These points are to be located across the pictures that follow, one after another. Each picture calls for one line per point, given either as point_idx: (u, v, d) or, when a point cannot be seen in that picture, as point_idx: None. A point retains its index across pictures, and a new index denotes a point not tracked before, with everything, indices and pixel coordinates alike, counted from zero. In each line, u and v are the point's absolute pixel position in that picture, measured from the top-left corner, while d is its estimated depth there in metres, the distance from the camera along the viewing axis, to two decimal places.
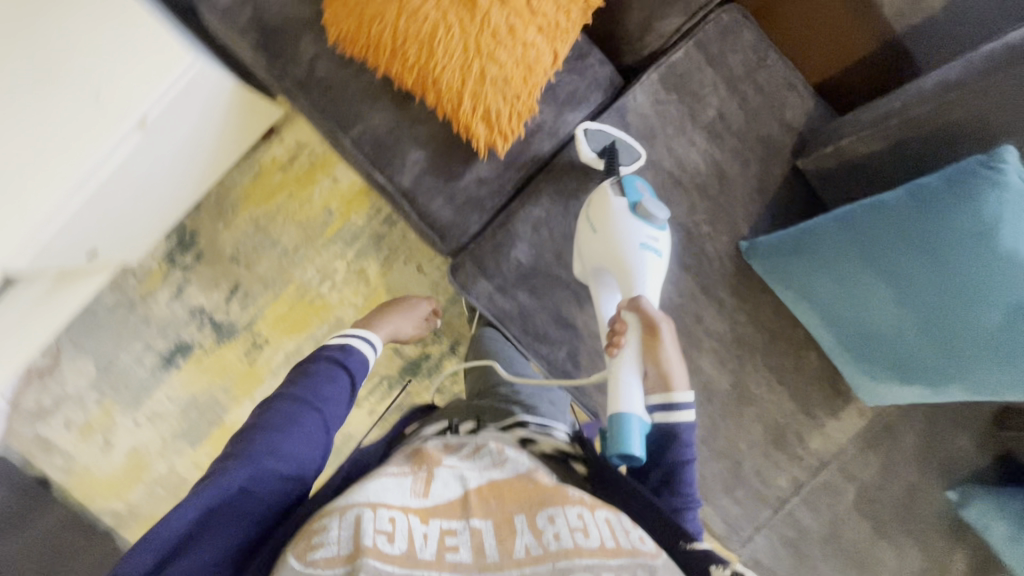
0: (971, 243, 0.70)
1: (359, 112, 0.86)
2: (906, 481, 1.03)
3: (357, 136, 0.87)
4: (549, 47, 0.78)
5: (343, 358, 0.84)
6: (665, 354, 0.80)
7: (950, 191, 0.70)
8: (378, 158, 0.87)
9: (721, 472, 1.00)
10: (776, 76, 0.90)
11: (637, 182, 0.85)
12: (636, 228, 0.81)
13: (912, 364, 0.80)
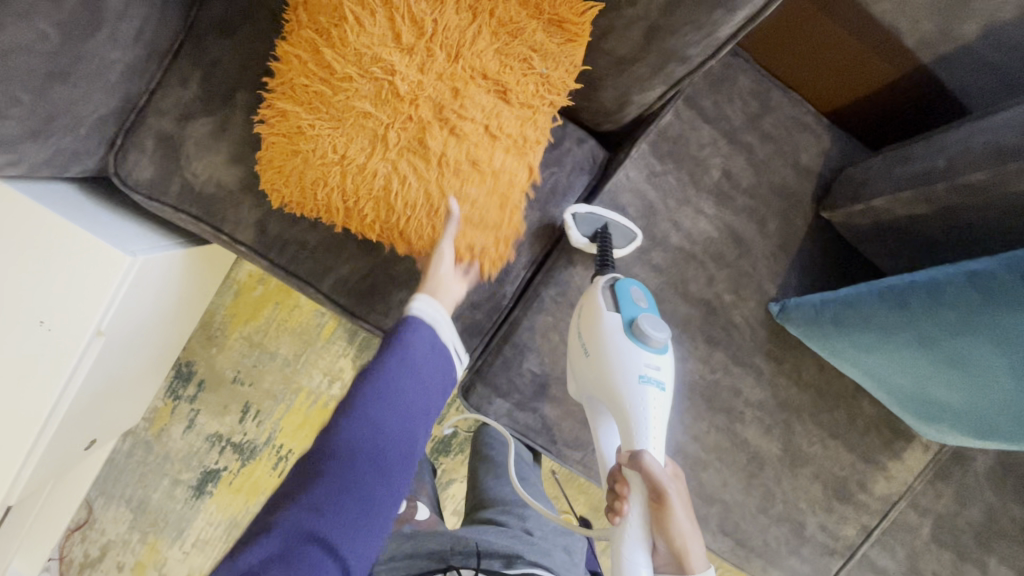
0: None
1: (327, 265, 0.77)
2: (985, 503, 0.95)
3: (330, 289, 0.78)
4: (521, 163, 0.68)
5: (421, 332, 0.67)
6: (678, 528, 0.67)
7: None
8: (358, 306, 0.78)
9: (785, 535, 0.93)
10: (783, 118, 0.79)
11: (628, 295, 0.73)
12: (632, 357, 0.70)
13: (990, 434, 0.71)
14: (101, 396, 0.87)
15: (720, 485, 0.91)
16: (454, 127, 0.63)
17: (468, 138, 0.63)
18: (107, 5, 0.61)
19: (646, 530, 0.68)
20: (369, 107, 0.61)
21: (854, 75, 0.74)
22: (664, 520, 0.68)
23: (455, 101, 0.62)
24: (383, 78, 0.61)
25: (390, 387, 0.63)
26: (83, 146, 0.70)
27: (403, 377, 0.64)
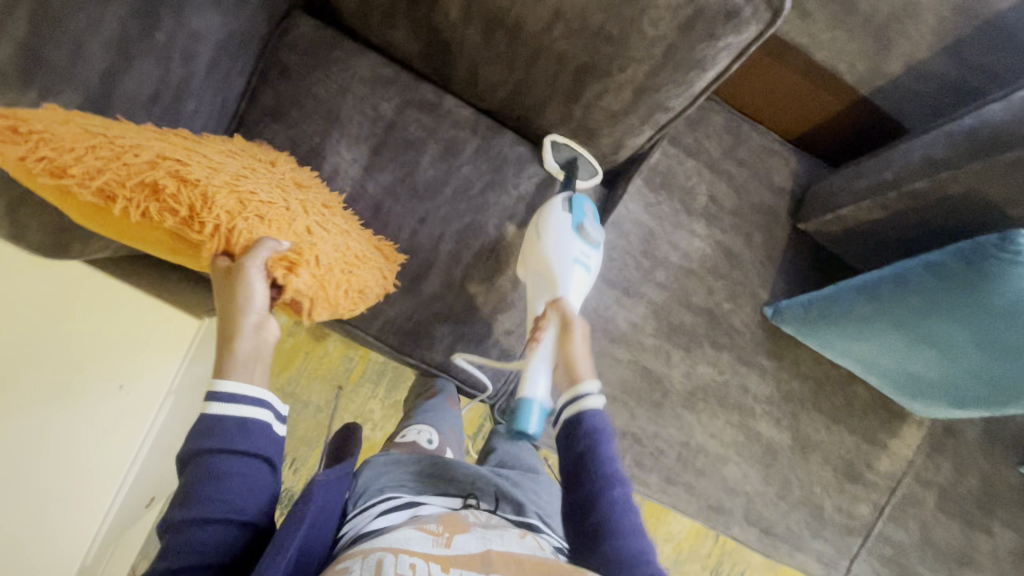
0: (1006, 318, 0.68)
1: (376, 309, 0.84)
2: (981, 471, 1.05)
3: (380, 329, 0.84)
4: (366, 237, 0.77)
5: (223, 426, 0.55)
6: (580, 355, 0.70)
7: (970, 275, 0.68)
8: (405, 343, 0.85)
9: (805, 519, 1.01)
10: (754, 147, 0.92)
11: (579, 208, 0.79)
12: (568, 244, 0.75)
13: (964, 401, 0.82)
14: (155, 464, 0.91)
15: (741, 477, 0.99)
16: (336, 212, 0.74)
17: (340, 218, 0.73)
18: (183, 107, 0.72)
19: (552, 352, 0.72)
20: (242, 158, 0.68)
21: (809, 108, 0.86)
22: (569, 343, 0.71)
23: (339, 203, 0.77)
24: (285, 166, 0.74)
25: (208, 496, 0.52)
26: None
27: (218, 477, 0.53)
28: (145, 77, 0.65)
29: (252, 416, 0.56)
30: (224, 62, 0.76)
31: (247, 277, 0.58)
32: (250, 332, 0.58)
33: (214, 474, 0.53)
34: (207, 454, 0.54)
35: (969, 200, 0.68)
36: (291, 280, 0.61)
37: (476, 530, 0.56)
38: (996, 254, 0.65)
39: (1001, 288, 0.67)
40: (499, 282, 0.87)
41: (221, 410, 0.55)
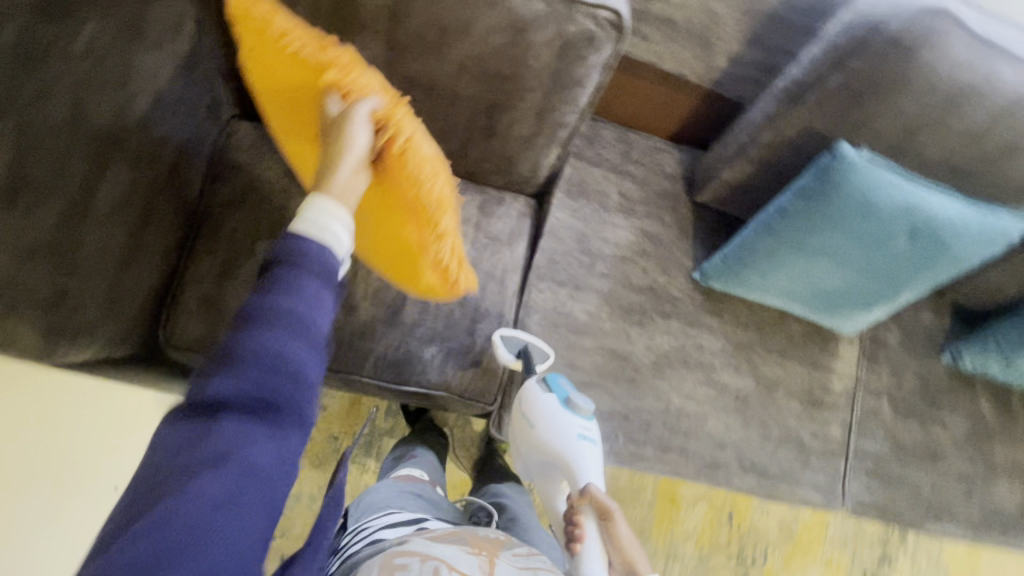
0: (861, 215, 0.86)
1: (366, 349, 0.94)
2: (913, 369, 1.21)
3: (374, 368, 0.94)
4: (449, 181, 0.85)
5: (301, 285, 0.52)
6: (622, 538, 0.87)
7: (823, 188, 0.86)
8: (399, 374, 0.95)
9: (791, 453, 1.11)
10: (643, 147, 1.12)
11: (560, 384, 0.96)
12: (569, 424, 0.94)
13: (872, 293, 0.98)
14: None
15: (725, 428, 1.09)
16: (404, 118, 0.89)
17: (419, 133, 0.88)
18: (153, 206, 0.80)
19: (602, 550, 0.87)
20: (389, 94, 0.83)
21: (672, 108, 1.09)
22: (612, 535, 0.87)
23: None
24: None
25: (289, 302, 0.50)
26: (135, 323, 0.84)
27: (283, 332, 0.49)
28: (117, 183, 0.73)
29: (328, 246, 0.57)
30: (182, 163, 0.86)
31: (353, 121, 0.67)
32: (349, 163, 0.66)
33: (278, 314, 0.49)
34: (279, 298, 0.50)
35: (800, 137, 0.89)
36: (395, 117, 0.70)
37: (511, 556, 0.66)
38: (833, 166, 0.84)
39: (847, 191, 0.85)
40: (467, 299, 0.99)
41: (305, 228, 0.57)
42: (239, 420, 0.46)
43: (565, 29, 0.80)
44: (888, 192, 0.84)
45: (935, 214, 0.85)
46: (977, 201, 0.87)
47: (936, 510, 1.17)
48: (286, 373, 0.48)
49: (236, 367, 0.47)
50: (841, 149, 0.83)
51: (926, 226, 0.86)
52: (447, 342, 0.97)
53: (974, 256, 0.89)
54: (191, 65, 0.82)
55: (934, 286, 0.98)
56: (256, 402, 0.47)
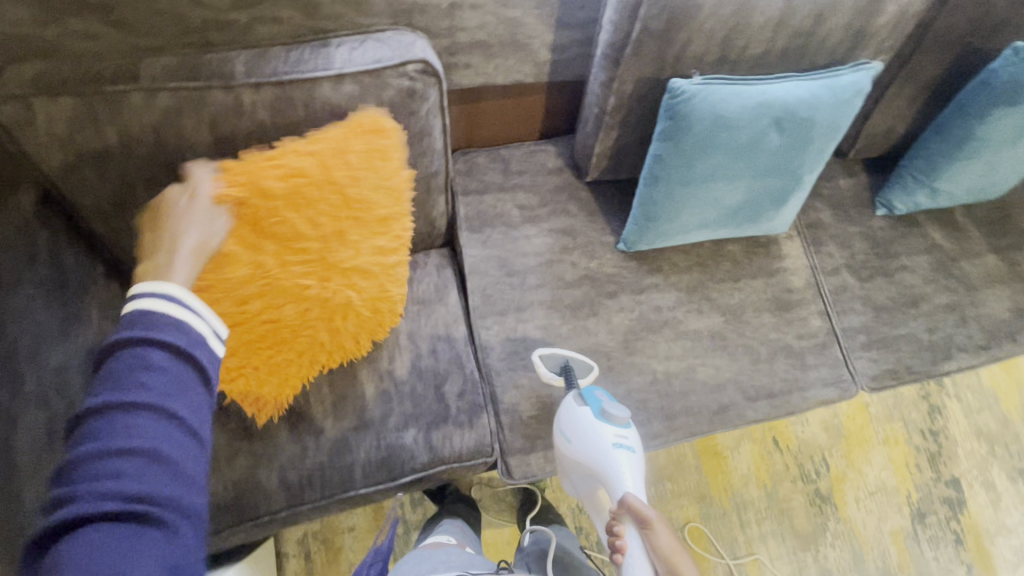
0: (722, 131, 0.89)
1: (349, 462, 0.92)
2: (857, 234, 1.23)
3: (365, 475, 0.93)
4: (288, 347, 0.86)
5: (152, 369, 0.56)
6: (666, 550, 0.83)
7: (678, 124, 0.88)
8: (391, 469, 0.93)
9: (787, 363, 1.11)
10: (519, 156, 1.15)
11: (596, 397, 0.95)
12: (604, 435, 0.92)
13: (778, 191, 1.00)
14: None
15: (716, 370, 1.08)
16: (382, 269, 0.90)
17: (346, 301, 0.88)
18: None
19: (646, 558, 0.85)
20: (347, 269, 0.87)
21: (526, 110, 1.13)
22: (656, 544, 0.84)
23: (346, 329, 0.91)
24: (404, 243, 0.92)
25: (145, 382, 0.55)
26: None
27: (140, 425, 0.53)
28: (36, 428, 0.72)
29: (188, 320, 0.62)
30: None
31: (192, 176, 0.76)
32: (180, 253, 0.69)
33: (129, 402, 0.54)
34: (124, 394, 0.54)
35: (640, 88, 0.92)
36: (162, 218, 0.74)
37: None
38: (676, 102, 0.87)
39: (699, 117, 0.87)
40: (423, 367, 0.99)
41: (151, 306, 0.60)
42: (121, 514, 0.49)
43: (384, 95, 0.83)
44: (733, 103, 0.87)
45: (785, 102, 0.88)
46: (816, 74, 0.92)
47: (945, 350, 1.17)
48: (163, 455, 0.53)
49: (109, 459, 0.51)
50: (674, 85, 0.86)
51: (784, 115, 0.89)
52: (421, 417, 0.96)
53: (841, 119, 0.93)
54: (62, 283, 0.82)
55: (827, 158, 1.01)
56: (138, 492, 0.51)
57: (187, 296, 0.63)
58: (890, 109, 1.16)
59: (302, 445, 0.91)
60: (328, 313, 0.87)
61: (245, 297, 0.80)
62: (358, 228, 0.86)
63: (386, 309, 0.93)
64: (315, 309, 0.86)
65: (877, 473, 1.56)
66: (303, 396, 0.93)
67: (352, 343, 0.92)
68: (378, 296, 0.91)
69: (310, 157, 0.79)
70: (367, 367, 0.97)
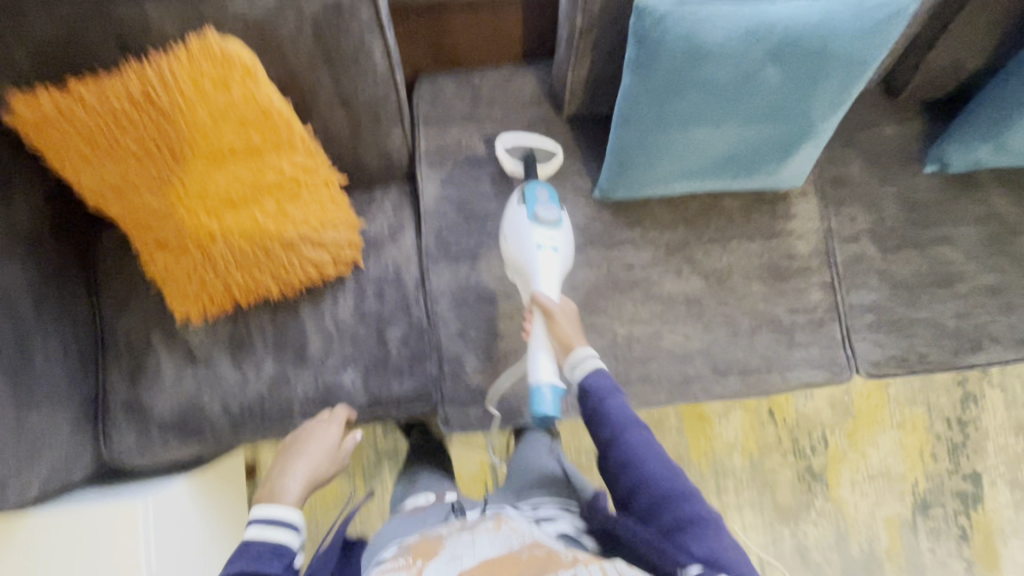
0: (700, 63, 0.73)
1: (289, 396, 0.94)
2: (892, 195, 1.03)
3: (303, 410, 0.94)
4: (193, 271, 0.86)
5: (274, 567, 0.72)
6: (564, 332, 0.84)
7: (647, 54, 0.73)
8: (329, 407, 0.95)
9: (772, 338, 0.99)
10: (492, 83, 1.02)
11: (533, 192, 0.90)
12: (527, 236, 0.87)
13: (781, 137, 0.84)
14: None
15: (685, 339, 0.99)
16: (248, 200, 0.80)
17: (234, 232, 0.82)
18: (31, 346, 0.84)
19: (546, 340, 0.85)
20: (232, 201, 0.80)
21: (501, 23, 0.99)
22: (558, 329, 0.84)
23: (248, 259, 0.85)
24: (287, 176, 0.81)
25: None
26: (73, 450, 0.90)
27: None
28: None
29: (286, 536, 0.76)
30: (46, 295, 0.88)
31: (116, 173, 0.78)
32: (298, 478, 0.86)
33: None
34: None
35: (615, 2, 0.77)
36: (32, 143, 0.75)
37: (452, 546, 0.64)
38: (643, 26, 0.71)
39: (670, 46, 0.72)
40: (368, 308, 0.96)
41: (261, 529, 0.76)
42: None
43: (305, 9, 0.73)
44: (719, 26, 0.71)
45: (790, 25, 0.71)
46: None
47: (972, 339, 1.00)
48: None
49: None
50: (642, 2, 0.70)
51: (787, 42, 0.72)
52: (362, 359, 0.95)
53: (865, 50, 0.74)
54: (8, 204, 0.81)
55: (853, 98, 0.81)
56: None
57: (282, 510, 0.78)
58: (967, 36, 0.91)
59: (243, 375, 0.94)
60: (195, 237, 0.82)
61: (137, 221, 0.81)
62: (213, 159, 0.76)
63: (268, 248, 0.84)
64: (179, 229, 0.81)
65: (883, 457, 1.44)
66: (245, 329, 0.94)
67: (235, 273, 0.86)
68: (253, 230, 0.82)
69: (139, 73, 0.71)
70: (309, 306, 0.95)
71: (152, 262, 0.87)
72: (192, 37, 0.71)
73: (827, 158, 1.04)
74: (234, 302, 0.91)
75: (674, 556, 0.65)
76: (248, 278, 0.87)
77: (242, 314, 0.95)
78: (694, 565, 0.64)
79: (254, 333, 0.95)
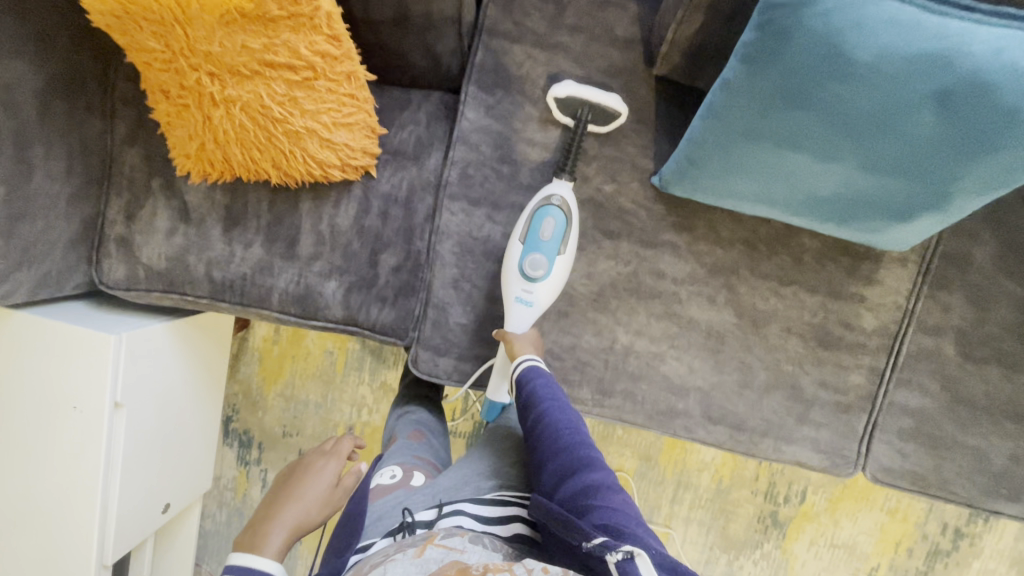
0: (829, 71, 0.57)
1: (269, 285, 0.91)
2: (1009, 298, 0.83)
3: (280, 303, 0.92)
4: (194, 132, 0.79)
5: None
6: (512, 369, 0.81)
7: (770, 35, 0.58)
8: (305, 309, 0.92)
9: (784, 403, 0.87)
10: (582, 7, 0.83)
11: (538, 226, 0.79)
12: (509, 284, 0.80)
13: (903, 200, 0.64)
14: None
15: (688, 371, 0.88)
16: (258, 73, 0.71)
17: (236, 105, 0.73)
18: (30, 154, 0.81)
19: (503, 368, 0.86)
20: (239, 69, 0.70)
21: None
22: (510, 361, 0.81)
23: (249, 138, 0.77)
24: (304, 58, 0.70)
25: None
26: (64, 264, 0.92)
27: None
28: None
29: None
30: (53, 104, 0.83)
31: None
32: (282, 527, 0.70)
33: None
34: None
35: None
36: None
37: None
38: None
39: (798, 39, 0.57)
40: (369, 223, 0.88)
41: None
42: None
43: None
44: (878, 35, 0.55)
45: (970, 62, 0.54)
46: None
47: (1012, 485, 0.86)
48: None
49: None
50: None
51: (959, 83, 0.55)
52: (348, 274, 0.90)
53: None
54: None
55: (1021, 181, 0.61)
56: None
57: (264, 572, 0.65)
58: None
59: (231, 249, 0.91)
60: (198, 97, 0.74)
61: (140, 58, 0.73)
62: (222, 15, 0.66)
63: (270, 133, 0.75)
64: (183, 83, 0.73)
65: (853, 532, 1.35)
66: (242, 203, 0.89)
67: (234, 148, 0.79)
68: (257, 108, 0.73)
69: None
70: (310, 202, 0.89)
71: (156, 107, 0.80)
72: None
73: (953, 226, 0.83)
74: (232, 174, 0.85)
75: (579, 531, 0.59)
76: (247, 158, 0.80)
77: (242, 187, 0.89)
78: (597, 534, 0.58)
79: (250, 211, 0.90)
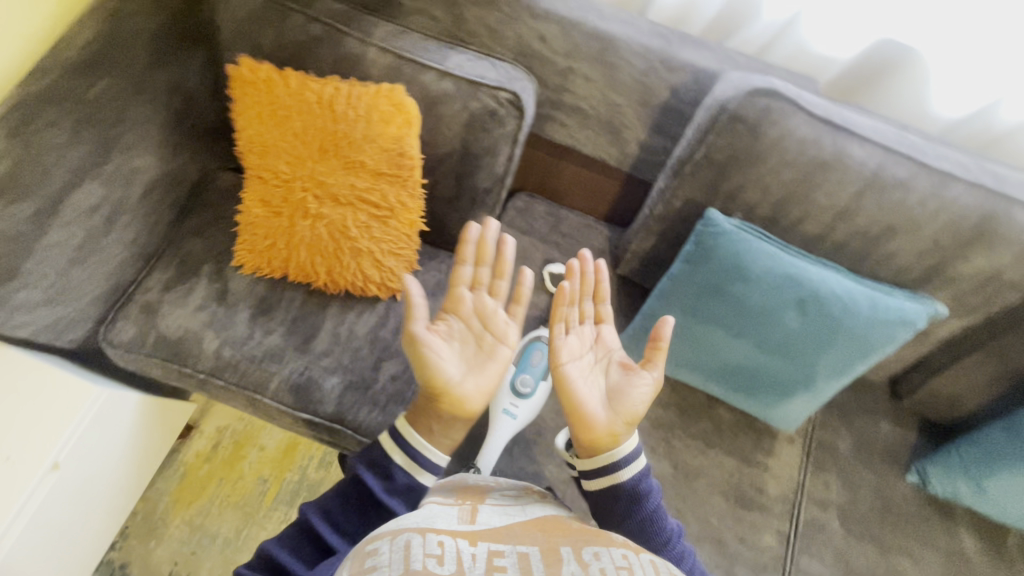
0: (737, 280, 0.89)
1: (271, 372, 1.00)
2: (869, 484, 1.07)
3: (276, 390, 1.00)
4: (274, 234, 1.00)
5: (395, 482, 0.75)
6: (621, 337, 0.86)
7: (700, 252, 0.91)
8: (298, 400, 0.99)
9: (712, 557, 0.98)
10: (572, 224, 1.21)
11: (528, 357, 0.98)
12: (497, 399, 0.95)
13: (786, 377, 0.93)
14: None
15: None
16: (350, 204, 0.97)
17: (324, 220, 0.97)
18: (119, 218, 0.98)
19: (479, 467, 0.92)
20: (338, 198, 0.97)
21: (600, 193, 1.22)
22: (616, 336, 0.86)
23: (321, 245, 0.99)
24: (387, 204, 0.98)
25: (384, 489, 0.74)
26: (81, 316, 0.97)
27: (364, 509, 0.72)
28: (90, 195, 0.91)
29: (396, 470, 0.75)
30: (156, 191, 1.04)
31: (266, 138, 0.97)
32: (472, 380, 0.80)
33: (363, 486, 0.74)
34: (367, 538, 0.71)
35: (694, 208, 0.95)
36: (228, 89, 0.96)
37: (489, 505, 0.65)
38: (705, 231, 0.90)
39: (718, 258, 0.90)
40: (382, 335, 1.05)
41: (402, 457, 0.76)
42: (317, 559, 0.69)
43: (471, 104, 0.95)
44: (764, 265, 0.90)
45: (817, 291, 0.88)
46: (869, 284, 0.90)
47: None
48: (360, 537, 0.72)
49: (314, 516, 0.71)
50: (708, 216, 0.90)
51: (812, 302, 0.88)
52: (350, 374, 1.02)
53: (872, 338, 0.87)
54: (184, 119, 1.04)
55: (855, 375, 0.92)
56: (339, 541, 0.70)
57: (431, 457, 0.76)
58: (965, 375, 1.02)
59: (249, 333, 1.02)
60: (294, 210, 0.98)
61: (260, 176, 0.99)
62: (345, 164, 0.95)
63: (340, 245, 0.98)
64: (287, 198, 0.97)
65: None
66: (277, 298, 1.05)
67: (302, 251, 0.99)
68: (339, 226, 0.97)
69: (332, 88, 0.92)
70: (337, 309, 1.06)
71: (246, 209, 1.01)
72: (386, 85, 0.92)
73: (821, 421, 1.12)
74: (285, 272, 1.03)
75: None
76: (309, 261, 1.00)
77: (282, 286, 1.06)
78: None
79: (281, 305, 1.04)
